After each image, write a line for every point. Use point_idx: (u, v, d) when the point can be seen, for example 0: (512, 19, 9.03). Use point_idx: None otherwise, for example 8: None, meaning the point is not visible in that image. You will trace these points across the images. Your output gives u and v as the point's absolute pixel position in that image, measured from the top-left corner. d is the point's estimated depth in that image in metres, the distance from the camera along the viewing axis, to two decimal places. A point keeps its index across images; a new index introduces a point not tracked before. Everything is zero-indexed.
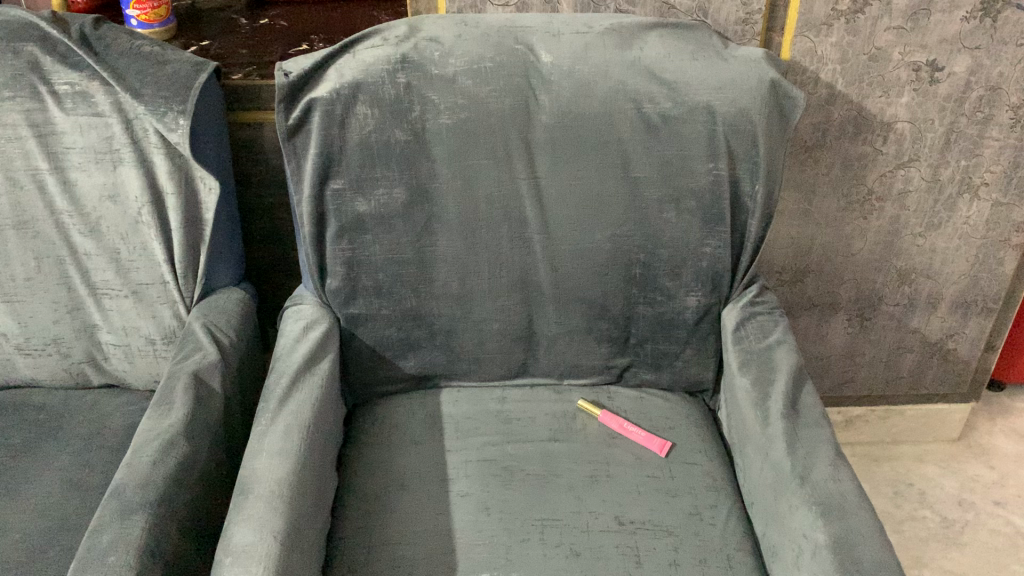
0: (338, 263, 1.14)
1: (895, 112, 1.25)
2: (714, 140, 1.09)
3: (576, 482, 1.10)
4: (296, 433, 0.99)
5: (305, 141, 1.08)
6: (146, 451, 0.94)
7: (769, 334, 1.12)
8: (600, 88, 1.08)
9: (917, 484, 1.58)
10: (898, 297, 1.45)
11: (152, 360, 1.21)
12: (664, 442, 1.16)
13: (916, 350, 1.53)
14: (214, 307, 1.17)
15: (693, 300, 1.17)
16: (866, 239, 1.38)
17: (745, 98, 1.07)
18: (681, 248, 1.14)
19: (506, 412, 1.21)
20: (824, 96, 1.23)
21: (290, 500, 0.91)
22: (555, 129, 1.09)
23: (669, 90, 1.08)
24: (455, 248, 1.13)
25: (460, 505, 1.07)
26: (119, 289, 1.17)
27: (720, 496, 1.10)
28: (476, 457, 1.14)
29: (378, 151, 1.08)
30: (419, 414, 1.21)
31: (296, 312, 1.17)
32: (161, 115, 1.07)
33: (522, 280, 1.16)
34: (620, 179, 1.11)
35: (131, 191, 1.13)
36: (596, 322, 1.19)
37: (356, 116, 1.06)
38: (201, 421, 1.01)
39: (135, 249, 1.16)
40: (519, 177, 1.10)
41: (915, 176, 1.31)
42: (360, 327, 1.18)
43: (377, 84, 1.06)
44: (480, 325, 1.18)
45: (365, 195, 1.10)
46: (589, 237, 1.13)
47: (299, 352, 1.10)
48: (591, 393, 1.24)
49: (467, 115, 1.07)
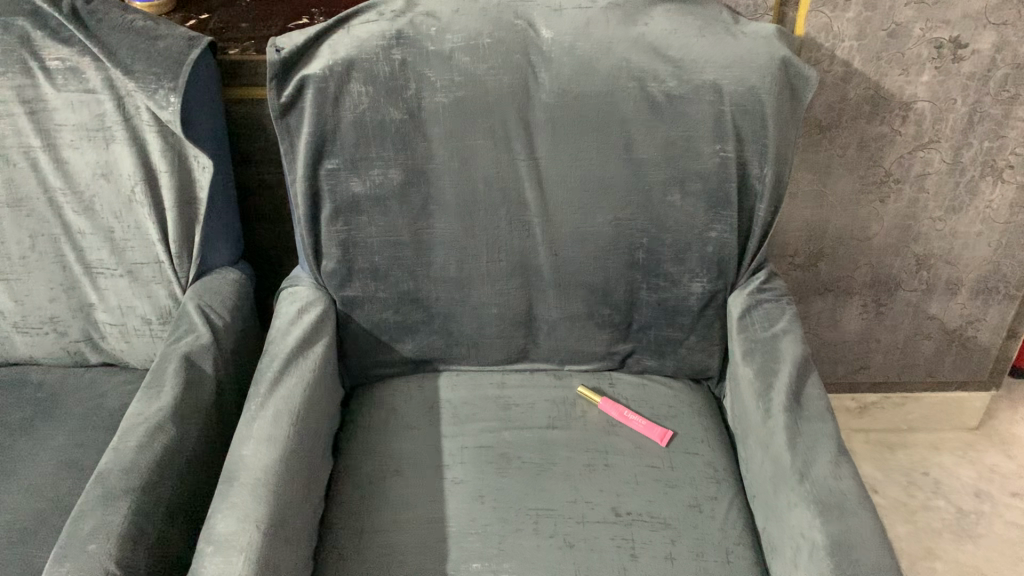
0: (333, 245, 1.12)
1: (914, 92, 1.19)
2: (722, 121, 1.05)
3: (573, 472, 1.08)
4: (285, 420, 0.97)
5: (299, 119, 1.05)
6: (133, 436, 0.93)
7: (775, 322, 1.09)
8: (603, 65, 1.03)
9: (932, 473, 1.54)
10: (916, 283, 1.40)
11: (148, 340, 1.20)
12: (664, 431, 1.13)
13: (934, 337, 1.48)
14: (209, 287, 1.15)
15: (698, 286, 1.13)
16: (883, 223, 1.33)
17: (754, 77, 1.03)
18: (686, 232, 1.10)
19: (504, 397, 1.18)
20: (840, 74, 1.18)
21: (277, 488, 0.90)
22: (555, 108, 1.05)
23: (675, 68, 1.03)
24: (452, 231, 1.11)
25: (455, 493, 1.06)
26: (115, 269, 1.16)
27: (721, 488, 1.07)
28: (471, 444, 1.12)
29: (373, 130, 1.05)
30: (417, 398, 1.19)
31: (292, 294, 1.15)
32: (151, 92, 1.05)
33: (522, 264, 1.13)
34: (622, 161, 1.07)
35: (124, 169, 1.10)
36: (597, 307, 1.16)
37: (350, 94, 1.03)
38: (191, 405, 1.00)
39: (129, 228, 1.14)
40: (518, 158, 1.07)
41: (935, 158, 1.26)
42: (356, 310, 1.16)
43: (372, 60, 1.02)
44: (477, 310, 1.16)
45: (360, 175, 1.08)
46: (590, 220, 1.10)
47: (293, 335, 1.08)
48: (593, 379, 1.22)
49: (463, 94, 1.04)
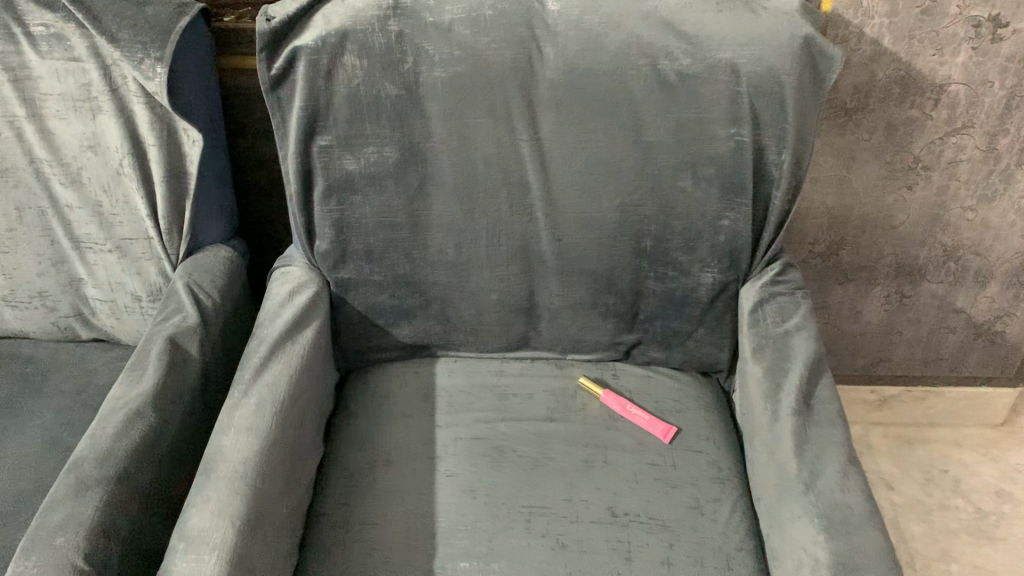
0: (326, 225, 1.07)
1: (948, 73, 1.11)
2: (737, 104, 0.98)
3: (569, 468, 1.04)
4: (268, 409, 0.93)
5: (290, 92, 1.00)
6: (110, 423, 0.90)
7: (788, 318, 1.03)
8: (612, 40, 0.97)
9: (952, 471, 1.49)
10: (943, 274, 1.33)
11: (139, 317, 1.17)
12: (668, 427, 1.08)
13: (959, 332, 1.41)
14: (199, 265, 1.11)
15: (708, 277, 1.07)
16: (909, 212, 1.26)
17: (773, 57, 0.96)
18: (696, 220, 1.04)
19: (502, 387, 1.14)
20: (868, 54, 1.10)
21: (256, 482, 0.86)
22: (559, 86, 0.98)
23: (689, 45, 0.96)
24: (450, 213, 1.06)
25: (445, 486, 1.02)
26: (103, 244, 1.12)
27: (725, 490, 1.02)
28: (465, 435, 1.07)
29: (367, 106, 1.00)
30: (412, 384, 1.15)
31: (284, 275, 1.11)
32: (137, 62, 1.00)
33: (523, 250, 1.08)
34: (631, 144, 1.01)
35: (111, 141, 1.06)
36: (601, 296, 1.10)
37: (344, 67, 0.98)
38: (173, 390, 0.96)
39: (117, 203, 1.10)
40: (520, 138, 1.01)
41: (969, 145, 1.18)
42: (350, 292, 1.12)
43: (367, 32, 0.96)
44: (476, 296, 1.11)
45: (354, 153, 1.03)
46: (596, 205, 1.04)
47: (282, 319, 1.04)
48: (596, 369, 1.17)
49: (462, 70, 0.98)
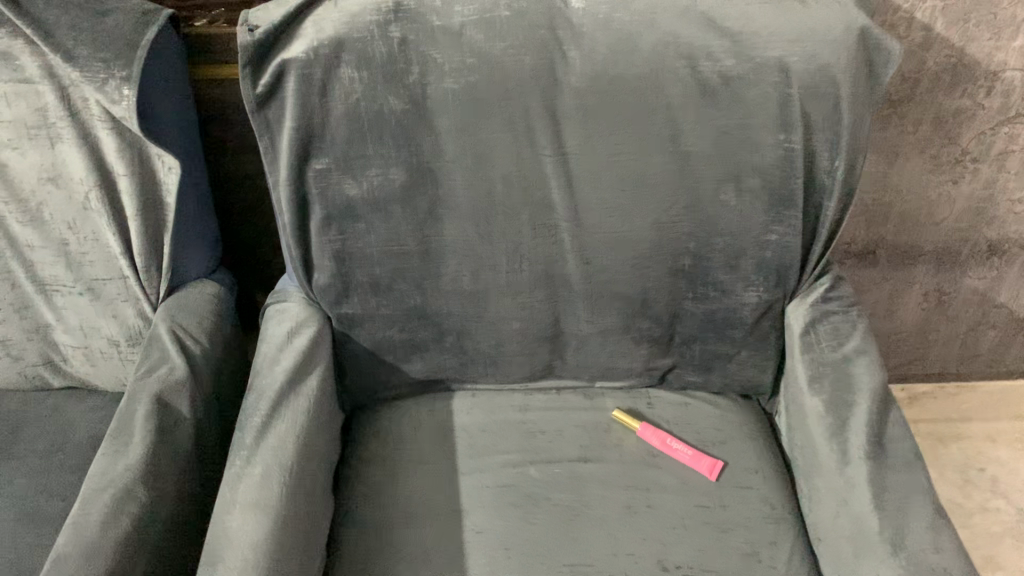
0: (326, 256, 0.95)
1: (1004, 59, 1.01)
2: (787, 107, 0.87)
3: (610, 516, 0.94)
4: (276, 480, 0.82)
5: (280, 111, 0.87)
6: (95, 507, 0.78)
7: (845, 340, 0.94)
8: (646, 41, 0.85)
9: (989, 470, 1.40)
10: (985, 270, 1.24)
11: (117, 363, 1.04)
12: (713, 462, 0.99)
13: (999, 328, 1.33)
14: (183, 304, 0.99)
15: (752, 296, 0.97)
16: (954, 207, 1.16)
17: (827, 53, 0.85)
18: (740, 236, 0.94)
19: (528, 424, 1.04)
20: (919, 40, 1.00)
21: (269, 571, 0.75)
22: (586, 93, 0.87)
23: (732, 43, 0.85)
24: (466, 239, 0.94)
25: (476, 545, 0.91)
26: (73, 286, 1.00)
27: (781, 531, 0.93)
28: (492, 482, 0.97)
29: (368, 123, 0.87)
30: (428, 425, 1.04)
31: (280, 313, 0.99)
32: (99, 83, 0.87)
33: (548, 274, 0.97)
34: (667, 155, 0.90)
35: (75, 172, 0.93)
36: (634, 321, 1.00)
37: (340, 81, 0.85)
38: (165, 459, 0.85)
39: (86, 240, 0.97)
40: (543, 153, 0.90)
41: (1021, 134, 1.08)
42: (355, 328, 1.00)
43: (366, 40, 0.84)
44: (496, 326, 1.00)
45: (355, 177, 0.90)
46: (628, 224, 0.93)
47: (282, 366, 0.93)
48: (628, 399, 1.07)
49: (476, 79, 0.86)
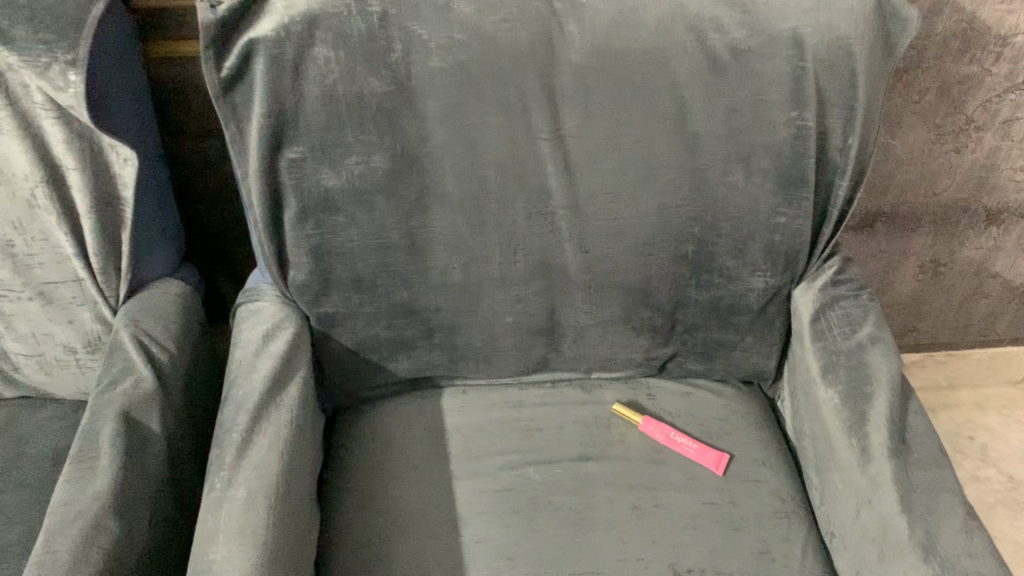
0: (303, 253, 0.87)
1: (1015, 23, 0.96)
2: (801, 82, 0.81)
3: (616, 519, 0.89)
4: (261, 504, 0.75)
5: (247, 96, 0.78)
6: (60, 544, 0.70)
7: (858, 327, 0.89)
8: (650, 13, 0.79)
9: (978, 438, 1.37)
10: (982, 239, 1.21)
11: (75, 371, 0.96)
12: (720, 455, 0.94)
13: (993, 297, 1.31)
14: (146, 307, 0.91)
15: (759, 282, 0.92)
16: (955, 177, 1.12)
17: (843, 23, 0.79)
18: (748, 219, 0.88)
19: (525, 421, 0.98)
20: (929, 5, 0.94)
21: None
22: (586, 70, 0.80)
23: (743, 14, 0.80)
24: (456, 229, 0.87)
25: (477, 556, 0.85)
26: (20, 291, 0.90)
27: (793, 526, 0.89)
28: (491, 487, 0.91)
29: (347, 108, 0.79)
30: (417, 426, 0.98)
31: (254, 314, 0.91)
32: (40, 68, 0.77)
33: (544, 264, 0.90)
34: (672, 135, 0.83)
35: (17, 167, 0.83)
36: (635, 310, 0.94)
37: (315, 61, 0.77)
38: (136, 484, 0.77)
39: (34, 240, 0.88)
40: (539, 136, 0.83)
41: None
42: (336, 328, 0.92)
43: (342, 17, 0.76)
44: (488, 320, 0.93)
45: (333, 165, 0.82)
46: (630, 209, 0.87)
47: (260, 374, 0.85)
48: (629, 390, 1.02)
49: (467, 57, 0.78)
